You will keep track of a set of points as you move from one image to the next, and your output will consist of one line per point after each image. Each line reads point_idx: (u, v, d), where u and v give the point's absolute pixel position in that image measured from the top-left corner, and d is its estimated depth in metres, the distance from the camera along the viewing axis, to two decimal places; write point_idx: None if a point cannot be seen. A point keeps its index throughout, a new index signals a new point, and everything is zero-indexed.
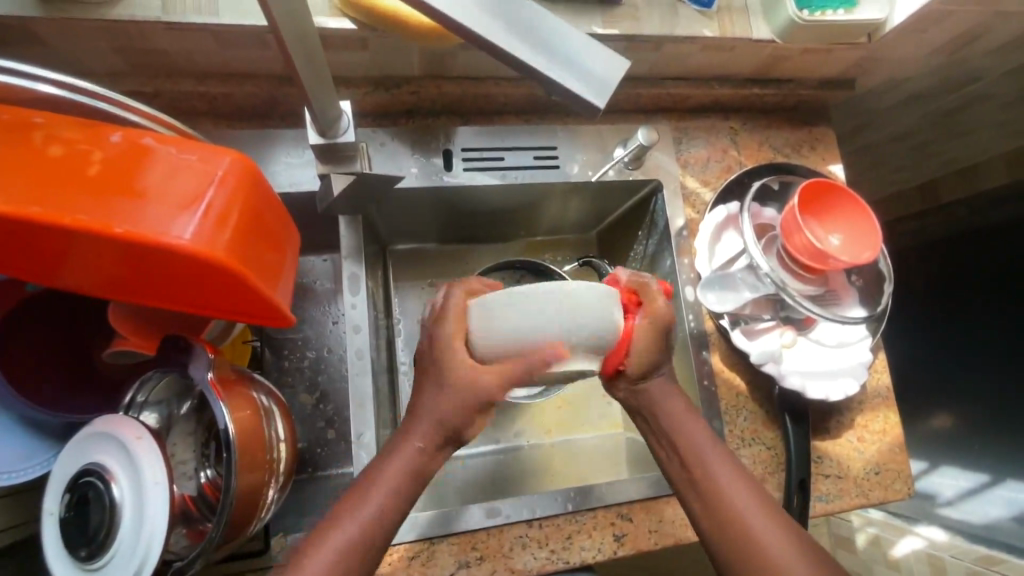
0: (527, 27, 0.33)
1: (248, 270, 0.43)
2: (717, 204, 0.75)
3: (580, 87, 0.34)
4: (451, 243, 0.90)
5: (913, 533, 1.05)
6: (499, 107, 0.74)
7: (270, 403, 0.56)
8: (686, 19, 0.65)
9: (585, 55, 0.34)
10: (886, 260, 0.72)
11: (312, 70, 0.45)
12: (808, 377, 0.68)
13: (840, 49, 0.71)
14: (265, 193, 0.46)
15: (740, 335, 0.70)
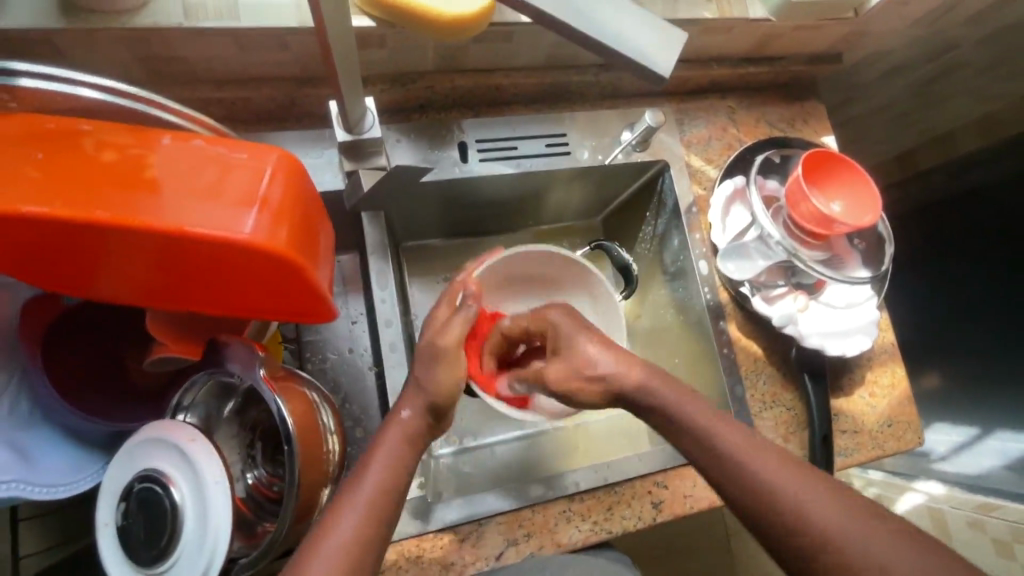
0: (578, 0, 0.34)
1: (303, 262, 0.45)
2: (724, 179, 0.78)
3: (644, 61, 0.35)
4: (463, 237, 0.91)
5: (913, 489, 1.15)
6: (508, 97, 0.75)
7: (319, 399, 0.57)
8: (686, 3, 0.67)
9: (637, 28, 0.35)
10: (884, 222, 0.76)
11: (347, 66, 0.46)
12: (824, 337, 0.72)
13: (829, 25, 0.74)
14: (311, 190, 0.47)
15: (760, 301, 0.73)
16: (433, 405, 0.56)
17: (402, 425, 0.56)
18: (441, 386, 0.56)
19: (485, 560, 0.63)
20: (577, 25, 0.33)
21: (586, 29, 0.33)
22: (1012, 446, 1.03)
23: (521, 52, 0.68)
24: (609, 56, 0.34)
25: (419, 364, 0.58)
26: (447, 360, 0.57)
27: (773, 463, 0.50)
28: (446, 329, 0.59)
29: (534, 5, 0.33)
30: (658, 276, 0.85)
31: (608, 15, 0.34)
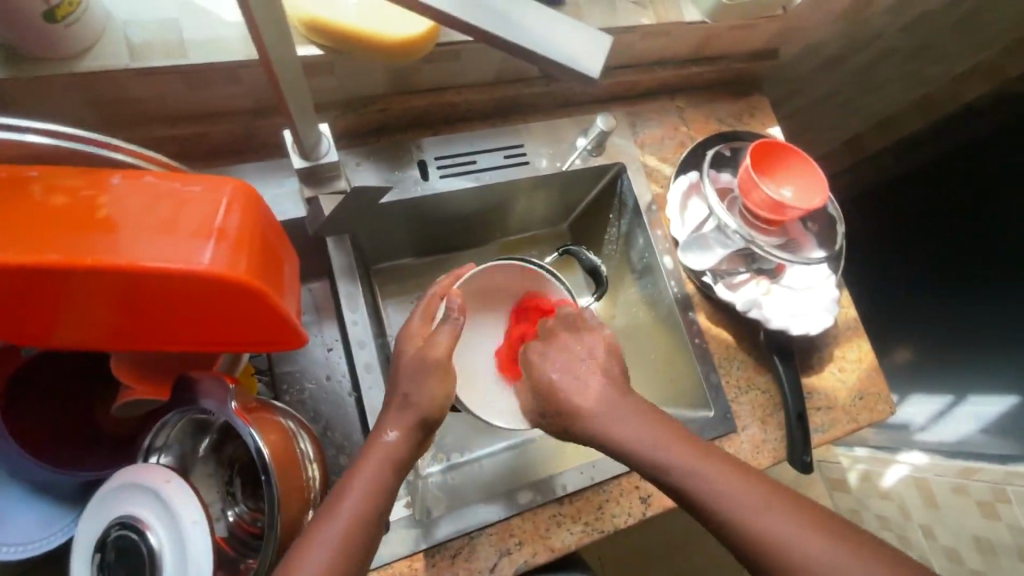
0: (505, 12, 0.35)
1: (266, 288, 0.45)
2: (679, 175, 0.80)
3: (577, 64, 0.36)
4: (435, 254, 0.92)
5: (898, 461, 1.32)
6: (463, 114, 0.77)
7: (296, 427, 0.56)
8: (623, 12, 0.70)
9: (566, 33, 0.36)
10: (833, 204, 0.80)
11: (296, 93, 0.47)
12: (788, 318, 0.74)
13: (761, 23, 0.78)
14: (268, 217, 0.47)
15: (723, 289, 0.75)
16: (423, 420, 0.57)
17: (387, 449, 0.55)
18: (429, 399, 0.58)
19: (480, 572, 0.62)
20: (508, 36, 0.35)
21: (517, 38, 0.35)
22: (984, 410, 1.11)
23: (471, 70, 0.70)
24: (541, 62, 0.36)
25: (406, 380, 0.58)
26: (437, 374, 0.58)
27: (735, 489, 0.52)
28: (432, 343, 0.60)
29: (465, 21, 0.34)
30: (627, 275, 0.87)
31: (537, 23, 0.36)
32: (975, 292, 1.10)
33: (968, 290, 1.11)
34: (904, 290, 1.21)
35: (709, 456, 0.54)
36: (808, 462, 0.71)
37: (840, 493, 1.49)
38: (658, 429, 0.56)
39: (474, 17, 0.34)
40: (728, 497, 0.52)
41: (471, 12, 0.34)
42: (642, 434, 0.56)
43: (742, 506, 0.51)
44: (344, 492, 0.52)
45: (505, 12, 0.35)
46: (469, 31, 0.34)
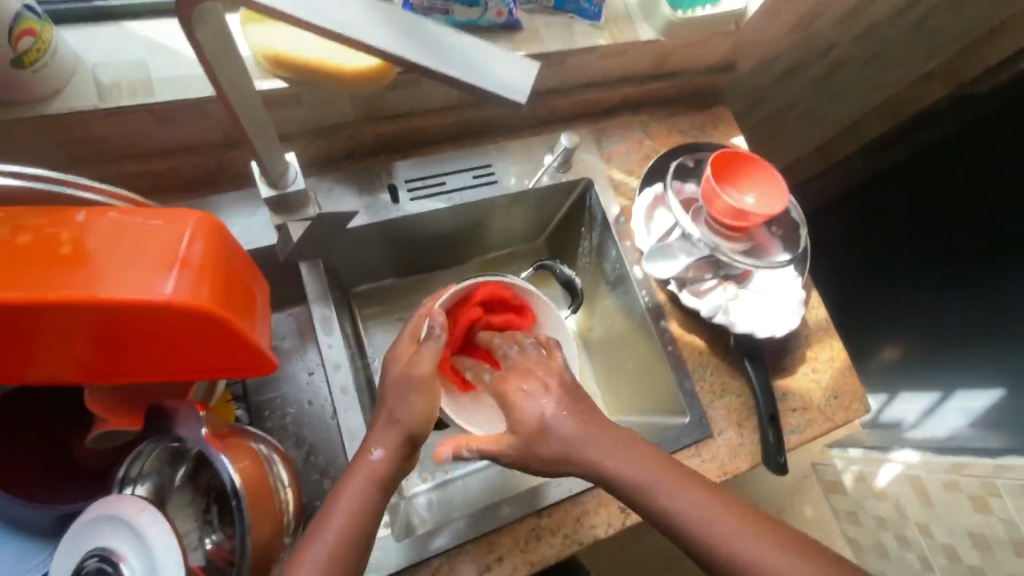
0: (435, 45, 0.37)
1: (228, 316, 0.46)
2: (644, 187, 0.83)
3: (506, 88, 0.38)
4: (415, 274, 0.94)
5: (889, 461, 1.36)
6: (432, 137, 0.79)
7: (270, 452, 0.57)
8: (581, 34, 0.73)
9: (494, 61, 0.38)
10: (796, 208, 0.82)
11: (257, 126, 0.49)
12: (757, 322, 0.76)
13: (716, 38, 0.81)
14: (232, 247, 0.49)
15: (690, 295, 0.77)
16: (409, 437, 0.57)
17: (371, 465, 0.56)
18: (413, 414, 0.58)
19: None
20: (438, 66, 0.36)
21: (446, 67, 0.37)
22: (971, 405, 1.15)
23: (435, 95, 0.72)
24: (472, 90, 0.37)
25: (393, 395, 0.60)
26: (422, 390, 0.59)
27: (720, 518, 0.54)
28: (416, 360, 0.62)
29: (396, 54, 0.36)
30: (602, 287, 0.89)
31: (465, 54, 0.37)
32: (970, 288, 1.08)
33: (962, 285, 1.10)
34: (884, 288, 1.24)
35: (694, 486, 0.56)
36: (782, 463, 0.72)
37: (836, 495, 1.52)
38: (647, 465, 0.57)
39: (403, 49, 0.36)
40: (712, 528, 0.54)
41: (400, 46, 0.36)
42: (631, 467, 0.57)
43: (726, 537, 0.53)
44: (332, 508, 0.54)
45: (433, 43, 0.37)
46: (399, 62, 0.36)
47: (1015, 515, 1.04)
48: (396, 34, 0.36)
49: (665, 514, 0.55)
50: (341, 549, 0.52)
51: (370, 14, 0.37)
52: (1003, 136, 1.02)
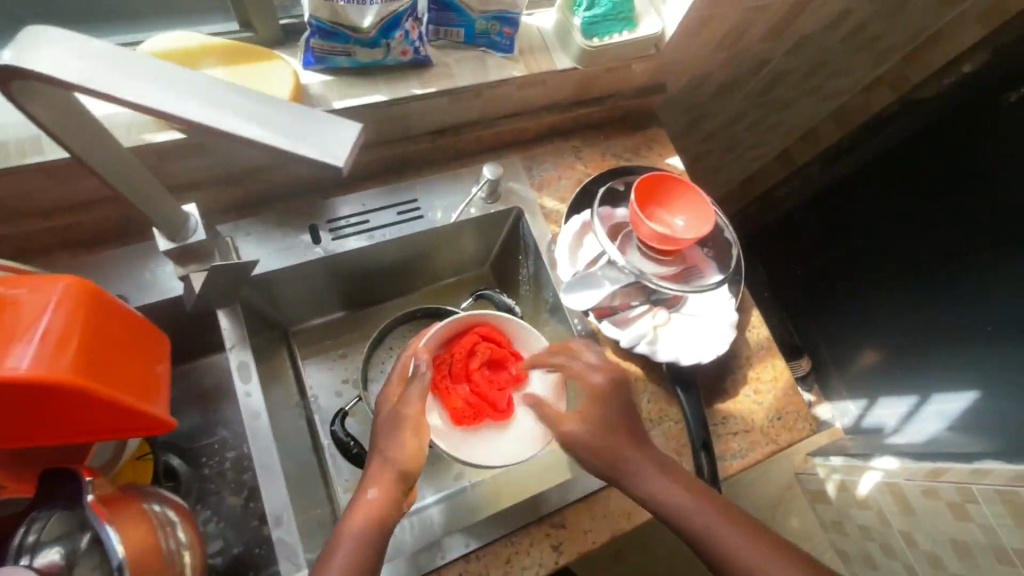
0: (246, 109, 0.34)
1: (104, 387, 0.47)
2: (573, 214, 0.82)
3: (321, 156, 0.33)
4: (361, 307, 0.93)
5: (870, 467, 1.04)
6: (354, 175, 0.79)
7: (165, 513, 0.55)
8: (493, 66, 0.73)
9: (312, 123, 0.34)
10: (729, 228, 0.81)
11: (130, 182, 0.48)
12: (685, 350, 0.76)
13: (638, 62, 0.81)
14: (108, 313, 0.50)
15: (611, 325, 0.77)
16: (402, 473, 0.60)
17: (366, 502, 0.58)
18: (404, 453, 0.61)
19: None
20: (242, 133, 0.34)
21: (252, 134, 0.34)
22: (947, 408, 1.05)
23: None
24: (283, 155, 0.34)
25: (382, 433, 0.63)
26: (410, 428, 0.63)
27: (708, 511, 0.61)
28: (406, 398, 0.65)
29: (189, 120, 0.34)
30: (542, 314, 0.87)
31: (280, 118, 0.34)
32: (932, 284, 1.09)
33: (924, 283, 1.11)
34: (853, 288, 1.26)
35: (687, 483, 0.63)
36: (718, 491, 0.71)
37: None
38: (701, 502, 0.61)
39: (203, 117, 0.34)
40: (700, 519, 0.60)
41: (197, 111, 0.34)
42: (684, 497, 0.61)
43: (713, 528, 0.60)
44: (340, 537, 0.56)
45: (243, 110, 0.34)
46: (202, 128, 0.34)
47: (992, 519, 0.83)
48: (202, 104, 0.34)
49: (661, 504, 0.62)
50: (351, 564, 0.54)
51: (178, 82, 0.34)
52: (968, 136, 1.03)
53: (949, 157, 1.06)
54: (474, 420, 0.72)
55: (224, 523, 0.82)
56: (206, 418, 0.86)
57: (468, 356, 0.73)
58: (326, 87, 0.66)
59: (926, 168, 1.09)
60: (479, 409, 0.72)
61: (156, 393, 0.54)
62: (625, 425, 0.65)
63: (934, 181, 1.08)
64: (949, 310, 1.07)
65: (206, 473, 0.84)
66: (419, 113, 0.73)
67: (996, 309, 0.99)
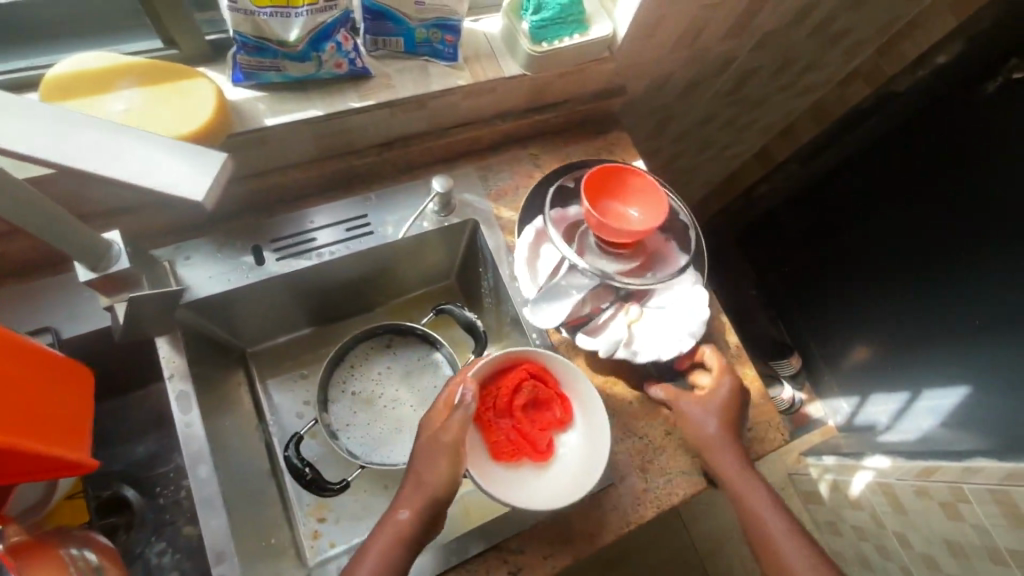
0: (108, 145, 0.36)
1: (20, 437, 0.46)
2: (525, 225, 0.79)
3: (182, 187, 0.36)
4: (330, 322, 0.90)
5: (862, 467, 1.13)
6: (300, 191, 0.77)
7: (85, 555, 0.53)
8: (437, 76, 0.70)
9: (175, 156, 0.37)
10: (681, 209, 0.80)
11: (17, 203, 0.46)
12: (660, 345, 0.72)
13: (591, 66, 0.78)
14: (23, 360, 0.50)
15: (583, 336, 0.73)
16: (432, 500, 0.60)
17: (397, 521, 0.59)
18: (437, 479, 0.60)
19: None
20: (97, 167, 0.36)
21: (106, 167, 0.36)
22: (940, 403, 1.05)
23: (289, 151, 0.70)
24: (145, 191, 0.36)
25: (420, 457, 0.61)
26: (448, 455, 0.61)
27: (766, 503, 0.67)
28: (449, 425, 0.62)
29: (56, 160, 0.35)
30: (505, 327, 0.84)
31: (141, 151, 0.37)
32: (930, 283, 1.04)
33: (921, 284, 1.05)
34: (840, 283, 1.23)
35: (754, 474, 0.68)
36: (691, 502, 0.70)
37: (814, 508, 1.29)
38: (774, 511, 0.66)
39: (53, 154, 0.36)
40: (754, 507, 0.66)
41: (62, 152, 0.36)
42: (759, 501, 0.67)
43: (764, 518, 0.66)
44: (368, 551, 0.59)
45: (94, 146, 0.36)
46: (49, 164, 0.36)
47: (984, 519, 0.84)
48: (48, 141, 0.36)
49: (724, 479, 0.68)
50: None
51: (48, 120, 0.36)
52: (948, 128, 1.00)
53: (935, 147, 1.03)
54: (514, 457, 0.66)
55: (180, 554, 0.79)
56: (161, 445, 0.84)
57: (514, 392, 0.67)
58: (256, 103, 0.64)
59: (913, 163, 1.06)
60: (520, 446, 0.66)
61: (81, 442, 0.54)
62: (724, 428, 0.70)
63: (919, 174, 1.05)
64: (959, 305, 1.00)
65: (161, 502, 0.81)
66: (361, 125, 0.71)
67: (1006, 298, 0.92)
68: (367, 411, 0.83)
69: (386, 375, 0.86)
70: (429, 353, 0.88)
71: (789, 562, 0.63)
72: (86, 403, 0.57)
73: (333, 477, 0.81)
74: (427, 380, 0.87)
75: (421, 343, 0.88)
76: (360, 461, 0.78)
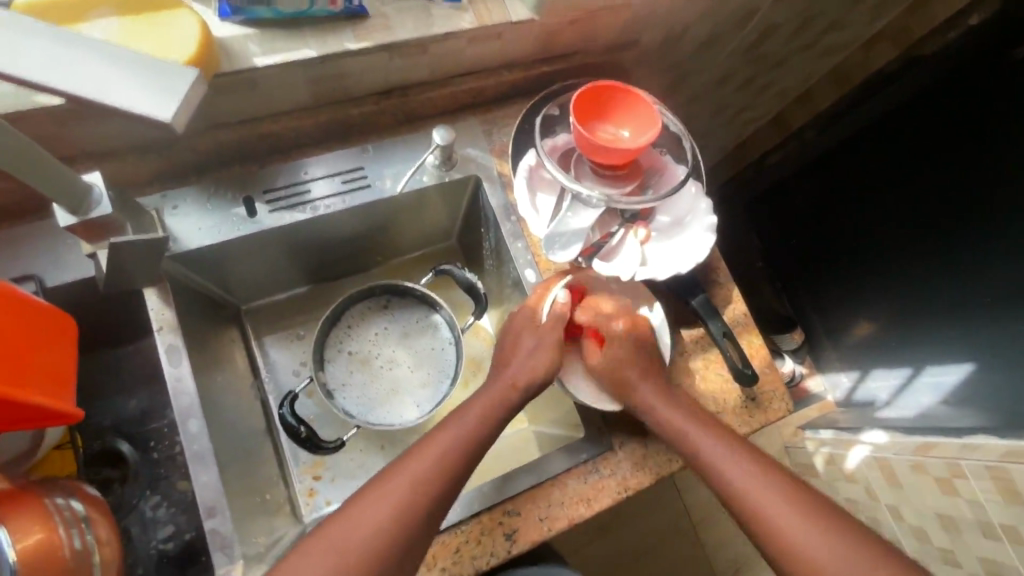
0: (72, 61, 0.34)
1: (6, 385, 0.45)
2: (519, 161, 0.75)
3: (145, 108, 0.34)
4: (326, 281, 0.88)
5: (860, 441, 1.11)
6: (294, 141, 0.73)
7: (73, 509, 0.52)
8: (440, 17, 0.66)
9: (142, 73, 0.34)
10: (671, 119, 0.77)
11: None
12: (676, 262, 0.72)
13: (605, 13, 0.73)
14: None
15: (598, 262, 0.71)
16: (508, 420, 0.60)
17: (463, 430, 0.58)
18: None
19: None
20: (52, 82, 0.33)
21: (62, 83, 0.34)
22: (943, 379, 1.03)
23: (280, 97, 0.66)
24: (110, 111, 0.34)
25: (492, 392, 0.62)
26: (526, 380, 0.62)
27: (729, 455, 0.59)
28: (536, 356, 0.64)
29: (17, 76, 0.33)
30: (506, 289, 0.82)
31: (104, 67, 0.34)
32: (949, 255, 0.99)
33: (951, 268, 0.99)
34: (844, 255, 1.20)
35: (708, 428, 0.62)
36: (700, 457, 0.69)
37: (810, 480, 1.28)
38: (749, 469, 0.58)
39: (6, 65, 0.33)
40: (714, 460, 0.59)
41: (24, 65, 0.33)
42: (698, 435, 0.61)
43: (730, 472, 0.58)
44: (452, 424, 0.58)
45: (48, 57, 0.34)
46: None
47: (979, 493, 0.82)
48: None
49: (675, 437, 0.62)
50: (446, 458, 0.55)
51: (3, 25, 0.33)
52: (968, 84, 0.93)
53: (943, 117, 0.96)
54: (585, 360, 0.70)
55: (175, 508, 0.79)
56: (153, 400, 0.82)
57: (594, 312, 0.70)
58: (247, 42, 0.60)
59: (914, 135, 1.01)
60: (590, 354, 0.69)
61: (66, 391, 0.52)
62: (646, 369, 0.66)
63: (926, 141, 0.99)
64: (957, 284, 0.98)
65: (155, 457, 0.80)
66: (358, 70, 0.67)
67: (999, 284, 0.92)
68: (364, 371, 0.82)
69: (383, 335, 0.84)
70: (427, 315, 0.86)
71: (768, 512, 0.55)
72: (73, 354, 0.55)
73: (328, 435, 0.81)
74: (425, 342, 0.85)
75: (420, 304, 0.86)
76: (356, 421, 0.77)
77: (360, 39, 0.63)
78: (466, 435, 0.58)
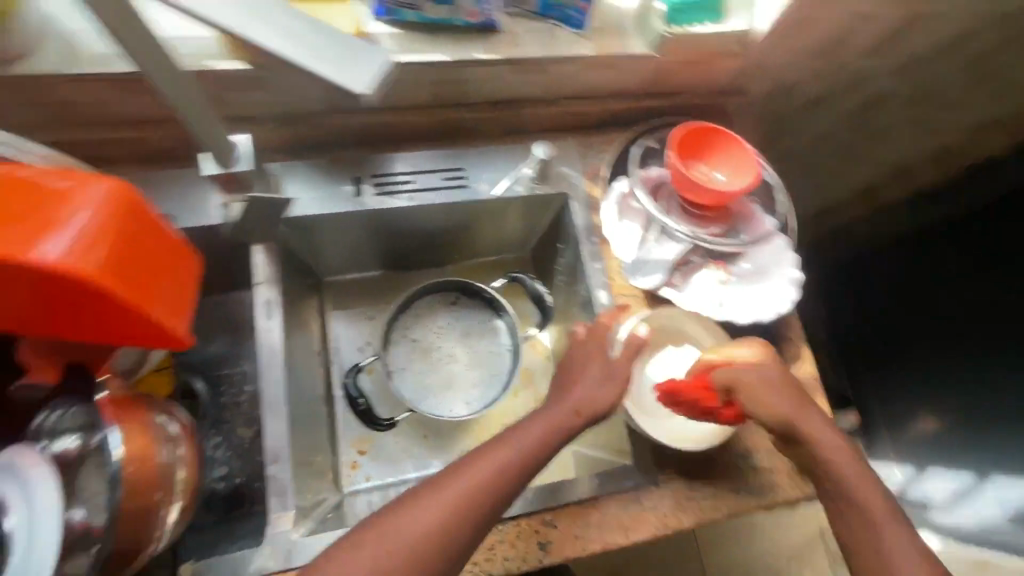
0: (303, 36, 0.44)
1: (138, 299, 0.49)
2: (611, 185, 0.78)
3: (353, 78, 0.43)
4: (402, 269, 0.92)
5: None
6: (406, 134, 0.79)
7: (172, 429, 0.57)
8: (563, 41, 0.70)
9: (356, 52, 0.44)
10: (768, 170, 0.77)
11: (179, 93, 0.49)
12: (750, 308, 0.71)
13: (719, 59, 0.76)
14: (146, 226, 0.50)
15: (671, 288, 0.74)
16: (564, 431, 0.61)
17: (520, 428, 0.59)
18: (565, 418, 0.61)
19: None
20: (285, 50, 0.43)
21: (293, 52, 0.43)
22: None
23: (405, 93, 0.72)
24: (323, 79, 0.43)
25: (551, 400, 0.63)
26: (587, 395, 0.62)
27: (853, 467, 0.58)
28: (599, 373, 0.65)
29: (262, 44, 0.43)
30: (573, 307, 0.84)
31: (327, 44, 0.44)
32: None
33: None
34: (913, 340, 1.11)
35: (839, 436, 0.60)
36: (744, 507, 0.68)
37: None
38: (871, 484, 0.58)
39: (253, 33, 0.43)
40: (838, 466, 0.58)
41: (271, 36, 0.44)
42: (827, 439, 0.59)
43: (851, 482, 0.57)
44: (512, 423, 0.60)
45: (287, 32, 0.44)
46: (245, 38, 0.43)
47: None
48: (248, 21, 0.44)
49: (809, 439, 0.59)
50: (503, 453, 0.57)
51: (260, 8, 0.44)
52: None
53: None
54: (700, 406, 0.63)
55: (231, 453, 0.84)
56: (231, 348, 0.89)
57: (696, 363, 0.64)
58: (389, 40, 0.66)
59: None
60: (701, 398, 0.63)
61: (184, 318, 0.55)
62: (792, 386, 0.61)
63: None
64: None
65: (223, 401, 0.86)
66: (480, 79, 0.72)
67: None
68: (423, 359, 0.86)
69: (446, 329, 0.87)
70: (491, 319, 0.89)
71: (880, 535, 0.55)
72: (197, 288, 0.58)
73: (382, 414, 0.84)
74: (484, 344, 0.88)
75: (486, 307, 0.89)
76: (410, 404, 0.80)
77: (489, 51, 0.68)
78: (522, 434, 0.59)
